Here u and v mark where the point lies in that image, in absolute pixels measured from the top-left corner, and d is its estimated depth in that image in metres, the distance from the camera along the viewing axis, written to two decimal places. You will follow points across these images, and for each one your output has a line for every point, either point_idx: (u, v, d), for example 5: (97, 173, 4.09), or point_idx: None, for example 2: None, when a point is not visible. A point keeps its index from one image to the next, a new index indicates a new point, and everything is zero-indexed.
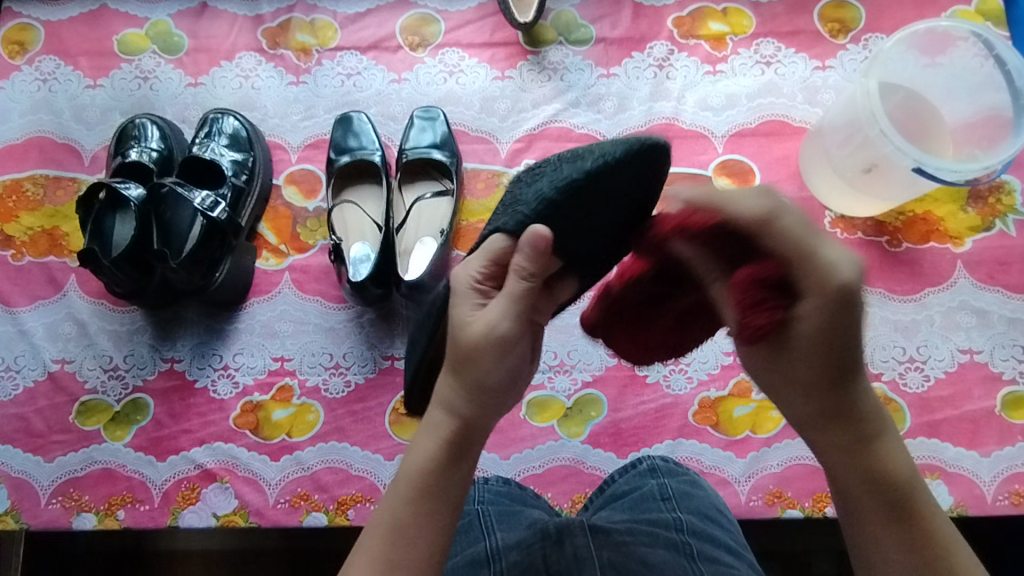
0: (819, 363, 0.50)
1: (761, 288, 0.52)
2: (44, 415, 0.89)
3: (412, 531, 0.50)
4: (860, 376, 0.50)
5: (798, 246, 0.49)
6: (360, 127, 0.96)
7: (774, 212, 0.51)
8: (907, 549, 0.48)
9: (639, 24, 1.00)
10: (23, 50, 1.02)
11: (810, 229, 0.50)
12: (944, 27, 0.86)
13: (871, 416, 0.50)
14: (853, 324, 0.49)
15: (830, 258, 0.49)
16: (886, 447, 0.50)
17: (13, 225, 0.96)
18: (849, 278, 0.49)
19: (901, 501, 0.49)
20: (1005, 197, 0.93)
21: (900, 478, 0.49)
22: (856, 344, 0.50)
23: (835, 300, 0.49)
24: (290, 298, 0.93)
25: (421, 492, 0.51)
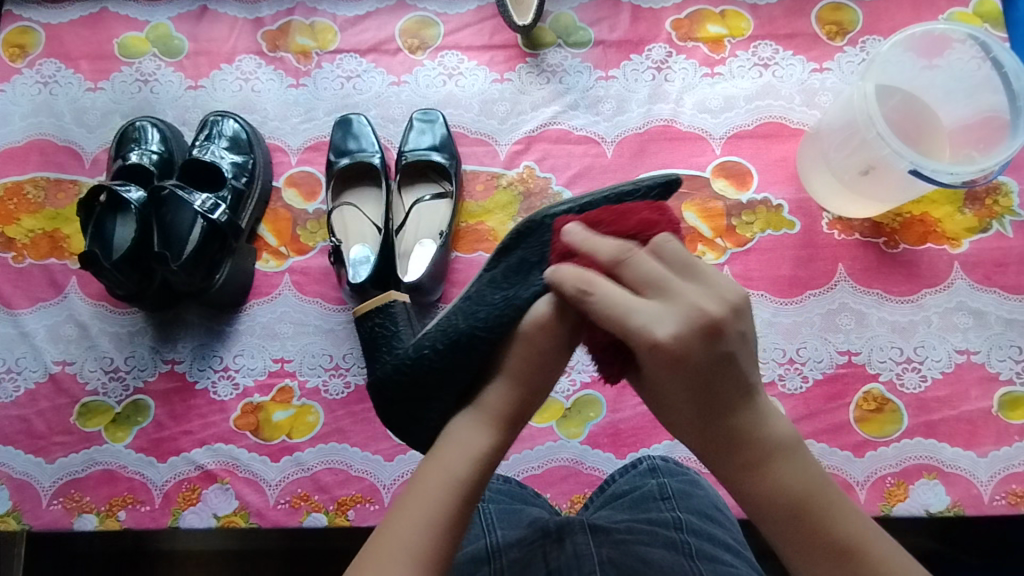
0: (686, 403, 0.54)
1: (617, 336, 0.57)
2: (45, 416, 0.90)
3: (452, 533, 0.52)
4: (746, 403, 0.54)
5: (613, 307, 0.53)
6: (360, 129, 0.96)
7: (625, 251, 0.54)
8: (811, 560, 0.51)
9: (637, 26, 1.01)
10: (24, 54, 1.03)
11: (626, 297, 0.53)
12: (940, 30, 0.86)
13: (754, 444, 0.53)
14: (701, 374, 0.52)
15: (644, 321, 0.52)
16: (777, 469, 0.53)
17: (14, 228, 0.96)
18: (665, 340, 0.51)
19: (797, 520, 0.52)
20: (1002, 198, 0.93)
21: (795, 496, 0.52)
22: (715, 377, 0.53)
23: (661, 360, 0.52)
24: (290, 299, 0.94)
25: (465, 496, 0.53)
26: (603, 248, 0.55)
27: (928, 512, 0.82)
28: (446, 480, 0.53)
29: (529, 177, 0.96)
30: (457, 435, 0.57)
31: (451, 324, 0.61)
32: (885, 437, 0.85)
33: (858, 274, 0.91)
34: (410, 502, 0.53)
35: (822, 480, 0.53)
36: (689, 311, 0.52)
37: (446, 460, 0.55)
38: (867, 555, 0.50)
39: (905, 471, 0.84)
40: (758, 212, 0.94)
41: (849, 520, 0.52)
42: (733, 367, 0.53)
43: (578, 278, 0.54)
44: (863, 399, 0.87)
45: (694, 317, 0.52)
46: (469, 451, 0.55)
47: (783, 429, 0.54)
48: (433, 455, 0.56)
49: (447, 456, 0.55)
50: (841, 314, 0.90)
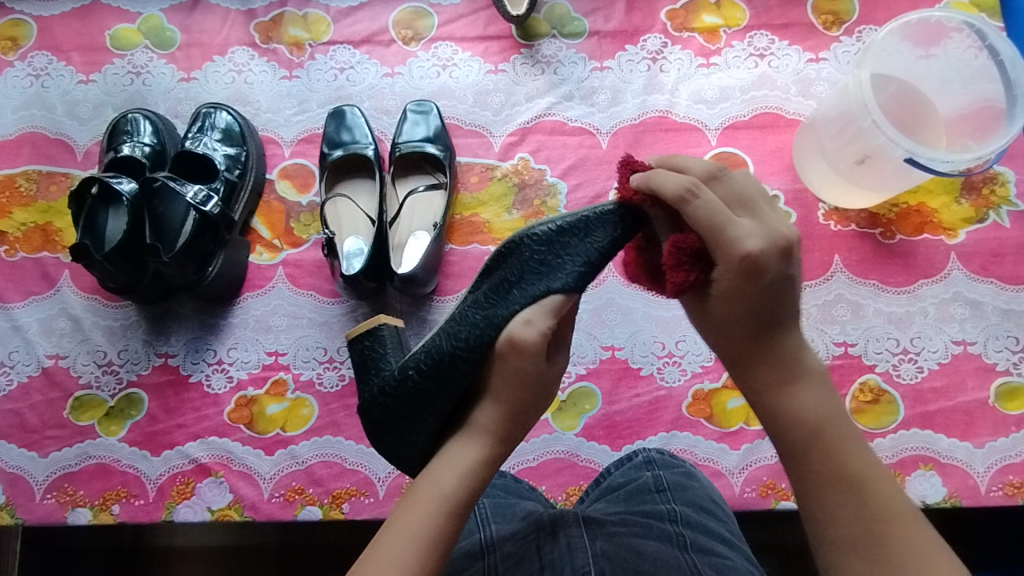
0: (739, 317, 0.56)
1: (691, 255, 0.55)
2: (38, 410, 0.89)
3: (440, 549, 0.50)
4: (786, 330, 0.56)
5: (712, 219, 0.53)
6: (353, 120, 0.95)
7: (691, 189, 0.54)
8: (824, 485, 0.53)
9: (632, 17, 1.00)
10: (16, 46, 1.02)
11: (723, 210, 0.54)
12: (936, 18, 0.86)
13: (787, 361, 0.56)
14: (773, 286, 0.54)
15: (739, 234, 0.54)
16: (798, 395, 0.55)
17: (6, 221, 0.96)
18: (754, 252, 0.53)
19: (815, 439, 0.54)
20: (999, 188, 0.92)
21: (816, 417, 0.54)
22: (777, 298, 0.55)
23: (741, 271, 0.54)
24: (284, 292, 0.93)
25: (453, 515, 0.52)
26: (698, 166, 0.57)
27: (925, 503, 0.82)
28: (441, 502, 0.52)
29: (524, 169, 0.96)
30: (446, 466, 0.55)
31: (435, 345, 0.59)
32: (881, 428, 0.85)
33: (854, 265, 0.91)
34: (409, 525, 0.51)
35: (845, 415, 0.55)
36: (774, 231, 0.54)
37: (439, 481, 0.53)
38: (877, 488, 0.52)
39: (902, 463, 0.84)
40: None
41: (863, 455, 0.53)
42: (791, 289, 0.55)
43: (683, 184, 0.54)
44: (859, 390, 0.87)
45: (777, 238, 0.54)
46: (460, 471, 0.54)
47: (814, 360, 0.57)
48: (427, 478, 0.54)
49: (442, 480, 0.53)
50: (838, 305, 0.90)
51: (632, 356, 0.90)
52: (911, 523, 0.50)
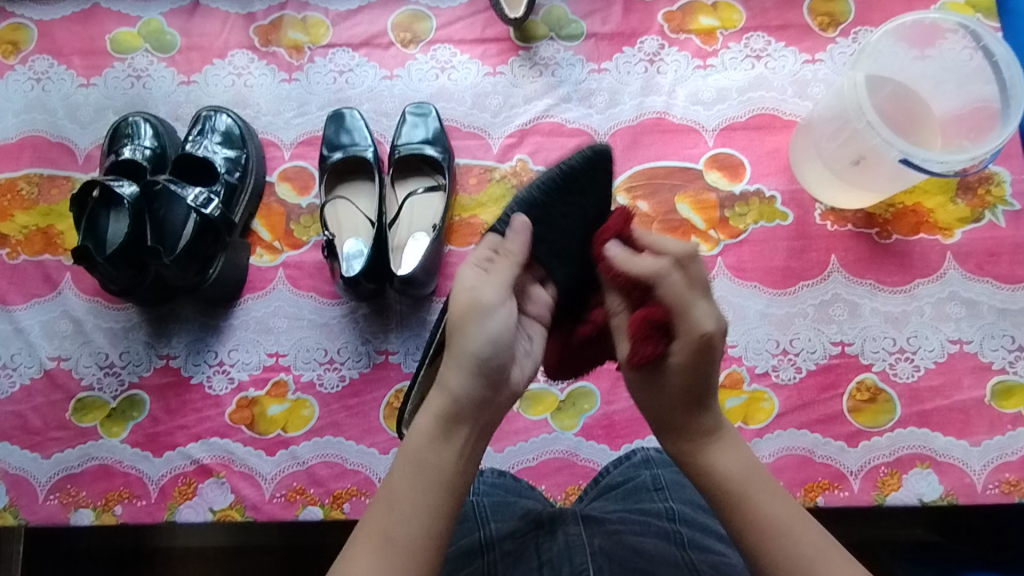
0: (676, 387, 0.59)
1: (645, 328, 0.59)
2: (41, 412, 0.90)
3: (406, 505, 0.53)
4: (708, 400, 0.59)
5: (679, 298, 0.58)
6: (353, 123, 0.96)
7: (663, 271, 0.59)
8: (751, 536, 0.53)
9: (630, 18, 1.01)
10: (17, 50, 1.03)
11: (688, 291, 0.58)
12: (931, 19, 0.86)
13: (707, 424, 0.58)
14: (710, 365, 0.57)
15: (700, 314, 0.57)
16: (721, 454, 0.57)
17: (8, 224, 0.96)
18: (711, 332, 0.56)
19: (733, 498, 0.55)
20: (995, 188, 0.93)
21: (737, 475, 0.56)
22: (706, 376, 0.58)
23: (697, 347, 0.57)
24: (284, 294, 0.94)
25: (411, 471, 0.54)
26: (671, 246, 0.60)
27: (922, 501, 0.83)
28: (414, 472, 0.54)
29: (523, 170, 0.96)
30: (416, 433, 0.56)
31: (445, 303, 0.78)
32: (878, 427, 0.85)
33: (851, 264, 0.91)
34: (388, 502, 0.53)
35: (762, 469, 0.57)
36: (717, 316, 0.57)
37: (411, 450, 0.55)
38: (802, 533, 0.53)
39: (899, 461, 0.84)
40: (752, 204, 0.94)
41: (782, 505, 0.54)
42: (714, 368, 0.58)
43: (656, 266, 0.59)
44: (856, 389, 0.87)
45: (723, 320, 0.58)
46: (428, 435, 0.56)
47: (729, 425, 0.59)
48: (400, 449, 0.56)
49: (414, 449, 0.55)
50: (835, 305, 0.90)
51: None
52: (834, 559, 0.52)
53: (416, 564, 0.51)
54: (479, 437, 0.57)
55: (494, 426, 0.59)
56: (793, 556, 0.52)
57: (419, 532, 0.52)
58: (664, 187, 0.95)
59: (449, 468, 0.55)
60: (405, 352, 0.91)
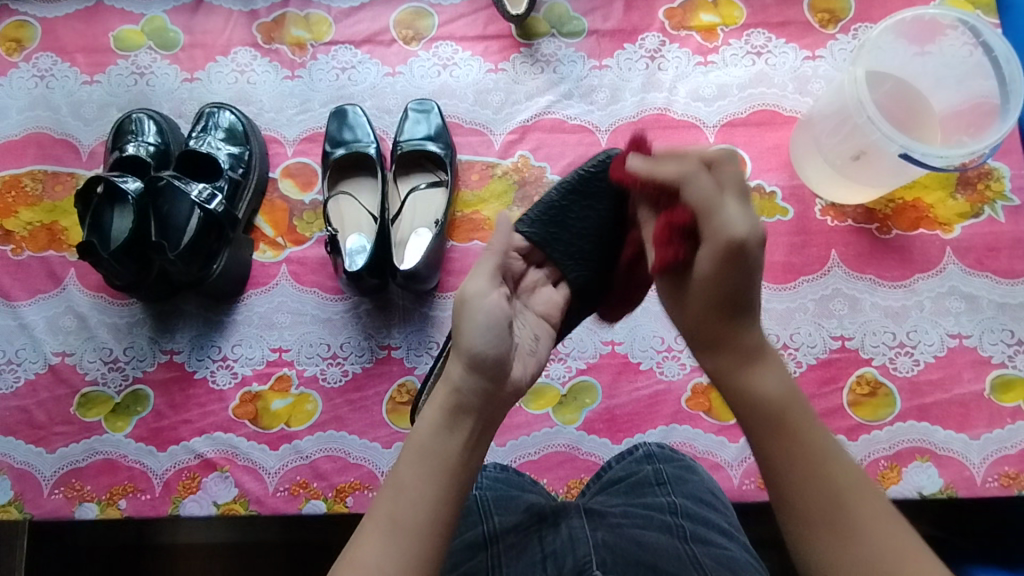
0: (708, 299, 0.60)
1: (676, 232, 0.60)
2: (45, 406, 0.90)
3: (413, 492, 0.53)
4: (745, 317, 0.60)
5: (705, 198, 0.58)
6: (355, 119, 0.96)
7: (686, 176, 0.59)
8: (787, 462, 0.55)
9: (630, 16, 1.01)
10: (21, 47, 1.03)
11: (718, 192, 0.58)
12: (931, 15, 0.87)
13: (751, 344, 0.60)
14: (744, 274, 0.58)
15: (728, 219, 0.57)
16: (761, 376, 0.59)
17: (12, 221, 0.97)
18: (740, 237, 0.57)
19: (779, 419, 0.56)
20: (994, 183, 0.93)
21: (777, 396, 0.57)
22: (744, 288, 0.59)
23: (725, 253, 0.57)
24: (288, 289, 0.94)
25: (419, 460, 0.55)
26: (706, 150, 0.60)
27: (922, 494, 0.83)
28: (420, 459, 0.55)
29: (524, 166, 0.97)
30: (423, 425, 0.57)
31: None
32: (878, 421, 0.86)
33: (851, 259, 0.92)
34: (395, 488, 0.54)
35: (803, 395, 0.58)
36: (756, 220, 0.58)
37: (417, 440, 0.56)
38: (840, 463, 0.54)
39: (899, 455, 0.85)
40: (752, 199, 0.95)
41: (823, 434, 0.56)
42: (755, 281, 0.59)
43: (678, 169, 0.60)
44: (856, 382, 0.88)
45: (760, 228, 0.58)
46: (434, 425, 0.57)
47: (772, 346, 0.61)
48: (408, 439, 0.57)
49: (420, 438, 0.56)
50: (835, 299, 0.91)
51: (632, 351, 0.91)
52: (869, 492, 0.53)
53: (423, 547, 0.51)
54: (484, 428, 0.58)
55: (499, 419, 0.60)
56: (829, 485, 0.53)
57: (426, 519, 0.52)
58: None
59: (456, 459, 0.55)
60: (408, 347, 0.92)
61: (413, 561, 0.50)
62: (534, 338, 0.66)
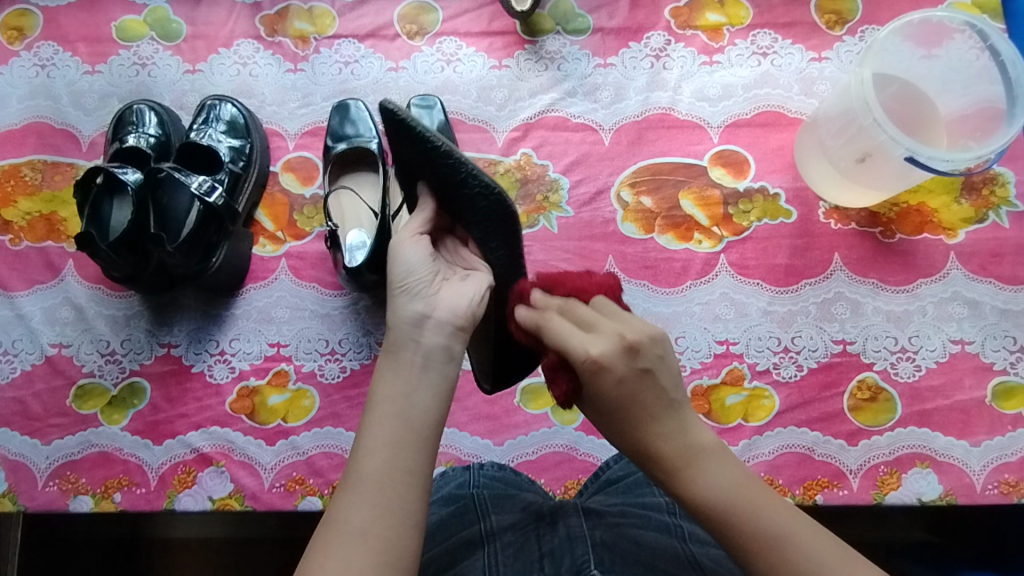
0: (609, 420, 0.54)
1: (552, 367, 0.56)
2: (41, 398, 0.90)
3: (370, 445, 0.50)
4: (652, 421, 0.53)
5: (562, 333, 0.56)
6: (358, 114, 0.96)
7: (544, 317, 0.58)
8: (751, 558, 0.49)
9: (636, 13, 1.00)
10: (22, 36, 1.02)
11: (573, 328, 0.56)
12: (939, 18, 0.86)
13: (678, 454, 0.52)
14: (624, 387, 0.53)
15: (581, 347, 0.54)
16: (696, 479, 0.51)
17: (11, 210, 0.96)
18: (598, 355, 0.53)
19: (726, 520, 0.50)
20: (999, 188, 0.93)
21: (723, 496, 0.51)
22: (637, 396, 0.53)
23: (589, 376, 0.54)
24: (287, 284, 0.94)
25: (374, 415, 0.52)
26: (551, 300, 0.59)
27: (921, 501, 0.83)
28: (375, 409, 0.52)
29: (527, 164, 0.96)
30: (380, 378, 0.54)
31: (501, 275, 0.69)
32: (878, 426, 0.85)
33: (854, 263, 0.91)
34: (355, 449, 0.51)
35: (750, 484, 0.52)
36: (618, 335, 0.54)
37: (374, 392, 0.53)
38: (796, 544, 0.48)
39: (899, 461, 0.84)
40: (756, 201, 0.94)
41: (780, 515, 0.50)
42: (653, 384, 0.53)
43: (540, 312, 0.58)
44: (857, 387, 0.87)
45: (618, 338, 0.54)
46: (385, 372, 0.54)
47: (704, 436, 0.54)
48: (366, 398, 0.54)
49: (376, 388, 0.54)
50: (837, 303, 0.90)
51: None
52: (836, 564, 0.47)
53: (389, 497, 0.48)
54: (430, 362, 0.55)
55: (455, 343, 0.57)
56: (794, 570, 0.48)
57: (386, 471, 0.49)
58: (668, 183, 0.95)
59: (411, 405, 0.52)
60: None
61: (386, 512, 0.48)
62: (467, 275, 0.63)
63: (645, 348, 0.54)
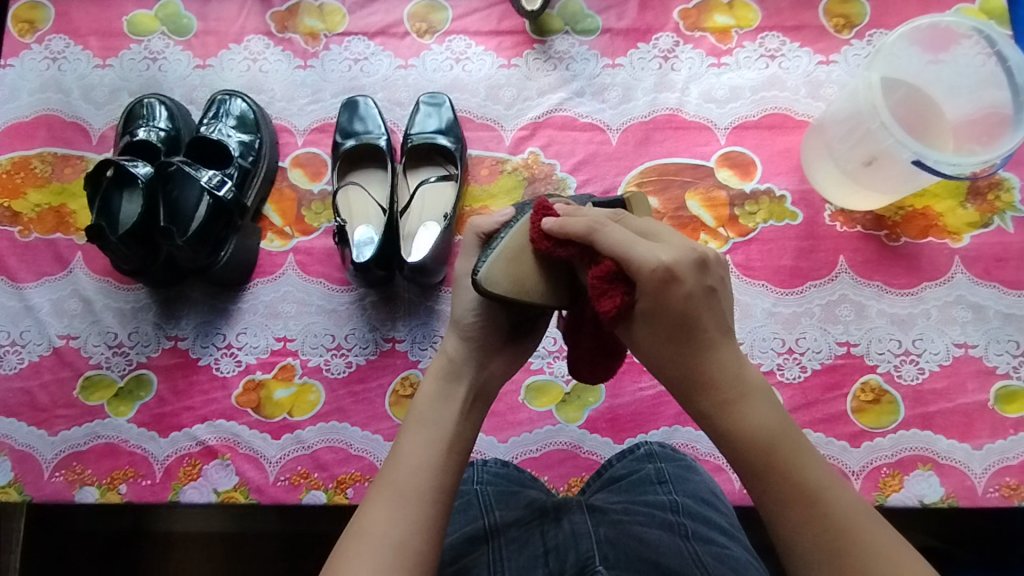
0: (663, 334, 0.53)
1: (604, 279, 0.54)
2: (49, 389, 0.90)
3: (413, 458, 0.56)
4: (708, 344, 0.53)
5: (620, 243, 0.53)
6: (366, 111, 0.96)
7: (596, 225, 0.55)
8: (780, 501, 0.50)
9: (645, 15, 1.01)
10: (33, 29, 1.03)
11: (630, 236, 0.54)
12: (946, 24, 0.87)
13: (728, 380, 0.52)
14: (686, 300, 0.52)
15: (645, 251, 0.52)
16: (746, 411, 0.52)
17: (20, 202, 0.97)
18: (668, 261, 0.52)
19: (768, 455, 0.51)
20: (1004, 194, 0.93)
21: (769, 431, 0.51)
22: (700, 313, 0.52)
23: (660, 283, 0.52)
24: (293, 279, 0.94)
25: (420, 429, 0.58)
26: (592, 212, 0.60)
27: (923, 503, 0.83)
28: (421, 428, 0.58)
29: (534, 163, 0.97)
30: (424, 401, 0.60)
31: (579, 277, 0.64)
32: (881, 428, 0.86)
33: (859, 265, 0.92)
34: (395, 459, 0.57)
35: (793, 425, 0.52)
36: (682, 247, 0.53)
37: (418, 409, 0.60)
38: (834, 493, 0.50)
39: (901, 462, 0.85)
40: (762, 202, 0.94)
41: (816, 464, 0.51)
42: (715, 303, 0.53)
43: (588, 221, 0.56)
44: (860, 389, 0.87)
45: (685, 251, 0.53)
46: (431, 398, 0.60)
47: (756, 373, 0.54)
48: (408, 414, 0.60)
49: (420, 409, 0.60)
50: (842, 305, 0.91)
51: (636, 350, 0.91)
52: (865, 520, 0.49)
53: (425, 507, 0.53)
54: (475, 398, 0.62)
55: (494, 386, 0.64)
56: (826, 520, 0.49)
57: (426, 483, 0.54)
58: (675, 184, 0.95)
59: (452, 428, 0.58)
60: (412, 340, 0.92)
61: (421, 518, 0.52)
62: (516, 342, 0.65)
63: (708, 264, 0.53)
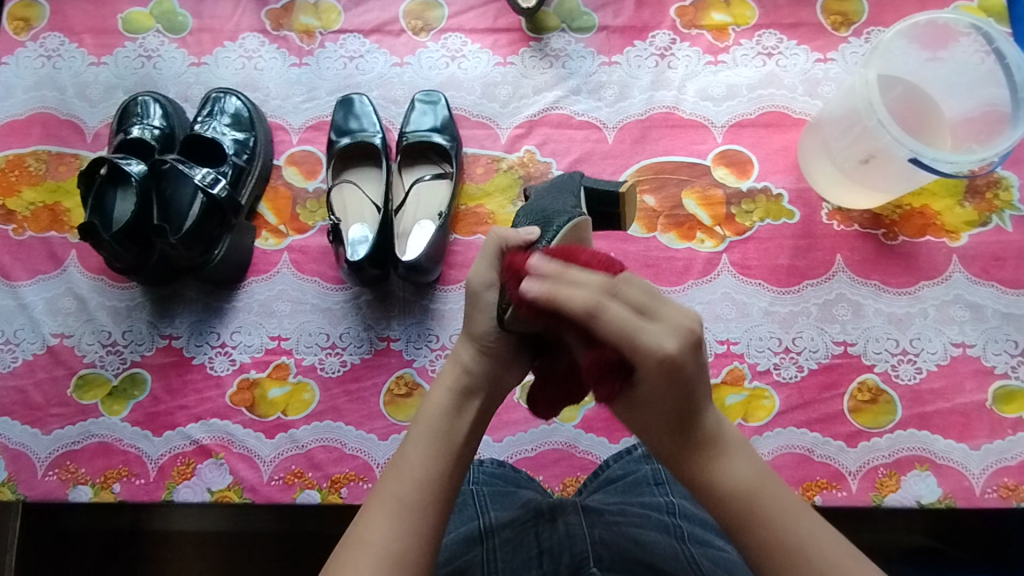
0: (654, 410, 0.53)
1: (603, 366, 0.51)
2: (42, 387, 0.90)
3: (422, 471, 0.55)
4: (697, 411, 0.53)
5: (624, 329, 0.49)
6: (361, 108, 0.96)
7: (599, 302, 0.50)
8: (771, 563, 0.50)
9: (642, 13, 1.00)
10: (28, 26, 1.02)
11: (634, 316, 0.50)
12: (944, 21, 0.86)
13: (713, 438, 0.53)
14: (685, 382, 0.51)
15: (655, 340, 0.49)
16: (727, 466, 0.53)
17: (15, 200, 0.96)
18: (674, 352, 0.49)
19: (750, 515, 0.51)
20: (1002, 192, 0.93)
21: (749, 487, 0.52)
22: (692, 386, 0.52)
23: (662, 373, 0.50)
24: (289, 278, 0.94)
25: (430, 440, 0.56)
26: (590, 278, 0.51)
27: (920, 503, 0.83)
28: (429, 441, 0.56)
29: (530, 161, 0.96)
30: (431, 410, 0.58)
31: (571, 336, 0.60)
32: (878, 428, 0.85)
33: (856, 264, 0.91)
34: (399, 467, 0.55)
35: (772, 479, 0.53)
36: (683, 328, 0.50)
37: (427, 418, 0.58)
38: (821, 555, 0.50)
39: (898, 463, 0.84)
40: (758, 201, 0.94)
41: (801, 523, 0.51)
42: (702, 373, 0.52)
43: (588, 295, 0.50)
44: (857, 389, 0.87)
45: (686, 332, 0.50)
46: (443, 408, 0.58)
47: (734, 430, 0.55)
48: (414, 420, 0.58)
49: (427, 417, 0.58)
50: (838, 304, 0.90)
51: None
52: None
53: (427, 523, 0.53)
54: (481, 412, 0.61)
55: (500, 399, 0.63)
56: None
57: (432, 501, 0.53)
58: (671, 182, 0.95)
59: (461, 443, 0.57)
60: (407, 339, 0.91)
61: (423, 537, 0.52)
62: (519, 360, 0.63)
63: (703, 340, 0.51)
